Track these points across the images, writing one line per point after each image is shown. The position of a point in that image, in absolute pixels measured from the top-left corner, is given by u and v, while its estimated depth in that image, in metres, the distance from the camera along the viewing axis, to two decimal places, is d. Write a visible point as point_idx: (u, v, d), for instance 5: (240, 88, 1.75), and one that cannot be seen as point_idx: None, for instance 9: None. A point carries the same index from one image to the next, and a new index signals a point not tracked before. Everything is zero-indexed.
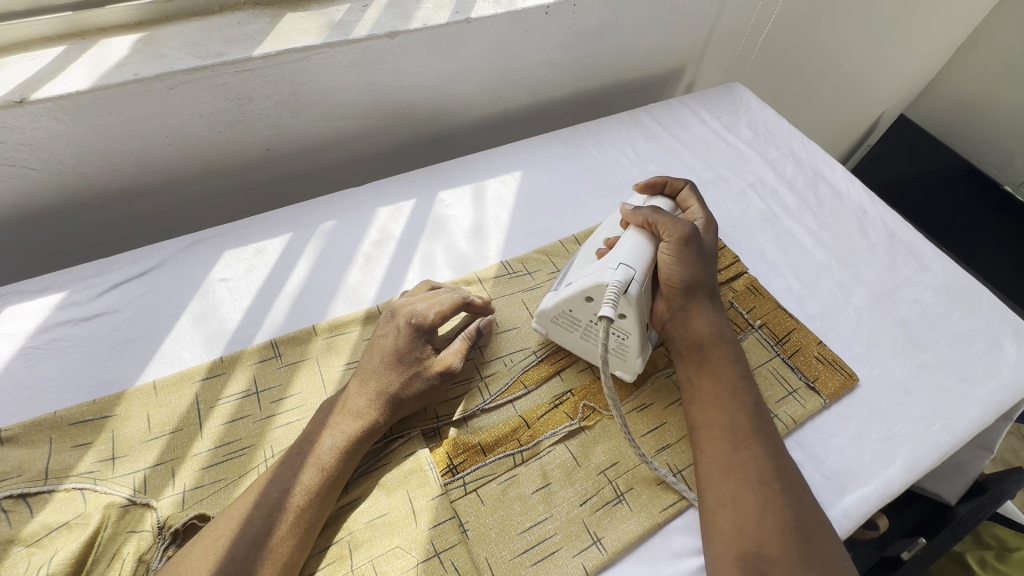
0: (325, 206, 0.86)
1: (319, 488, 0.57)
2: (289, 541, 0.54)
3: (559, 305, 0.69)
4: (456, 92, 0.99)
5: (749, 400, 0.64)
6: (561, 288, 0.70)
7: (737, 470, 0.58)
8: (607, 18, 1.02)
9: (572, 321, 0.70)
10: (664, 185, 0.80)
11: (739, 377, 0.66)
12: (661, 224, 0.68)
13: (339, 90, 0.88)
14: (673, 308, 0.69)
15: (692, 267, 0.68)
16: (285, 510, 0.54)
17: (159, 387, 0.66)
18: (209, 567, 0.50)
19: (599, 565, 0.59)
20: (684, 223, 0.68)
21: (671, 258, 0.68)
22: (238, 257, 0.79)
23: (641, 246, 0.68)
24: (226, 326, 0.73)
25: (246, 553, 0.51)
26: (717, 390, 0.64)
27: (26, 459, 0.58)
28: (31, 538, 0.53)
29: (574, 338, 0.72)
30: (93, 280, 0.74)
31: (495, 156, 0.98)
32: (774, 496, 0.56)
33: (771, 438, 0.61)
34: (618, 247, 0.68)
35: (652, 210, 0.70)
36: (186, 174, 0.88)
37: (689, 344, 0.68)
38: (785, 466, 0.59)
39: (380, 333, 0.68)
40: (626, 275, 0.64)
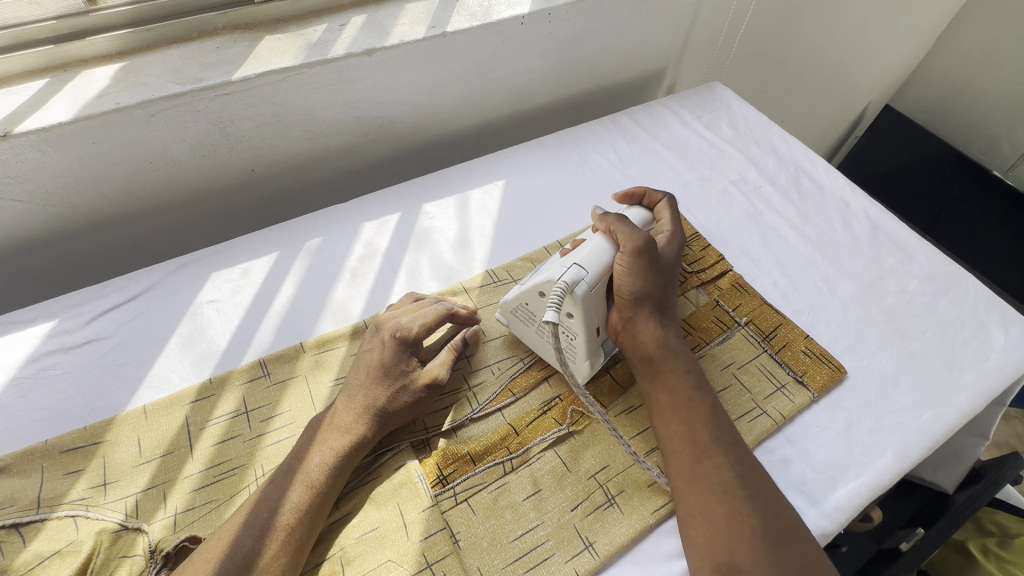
0: (310, 224, 0.87)
1: (308, 505, 0.57)
2: (280, 560, 0.54)
3: (518, 298, 0.70)
4: (437, 105, 1.00)
5: (708, 409, 0.64)
6: (522, 283, 0.72)
7: (702, 481, 0.58)
8: (583, 26, 1.03)
9: (527, 315, 0.71)
10: (642, 195, 0.81)
11: (695, 387, 0.66)
12: (620, 232, 0.70)
13: (321, 108, 0.89)
14: (621, 320, 0.70)
15: (642, 278, 0.69)
16: (276, 527, 0.55)
17: (150, 411, 0.67)
18: None
19: (591, 569, 0.59)
20: (640, 233, 0.69)
21: (622, 268, 0.68)
22: (226, 277, 0.80)
23: (601, 252, 0.69)
24: (214, 347, 0.74)
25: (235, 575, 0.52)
26: (674, 402, 0.64)
27: (18, 489, 0.59)
28: (24, 567, 0.54)
29: (529, 333, 0.72)
30: (82, 307, 0.75)
31: (478, 166, 0.99)
32: (740, 505, 0.56)
33: (733, 444, 0.61)
34: (580, 248, 0.69)
35: (616, 217, 0.71)
36: (172, 199, 0.89)
37: (640, 355, 0.68)
38: (750, 472, 0.59)
39: (366, 346, 0.68)
40: (580, 277, 0.65)
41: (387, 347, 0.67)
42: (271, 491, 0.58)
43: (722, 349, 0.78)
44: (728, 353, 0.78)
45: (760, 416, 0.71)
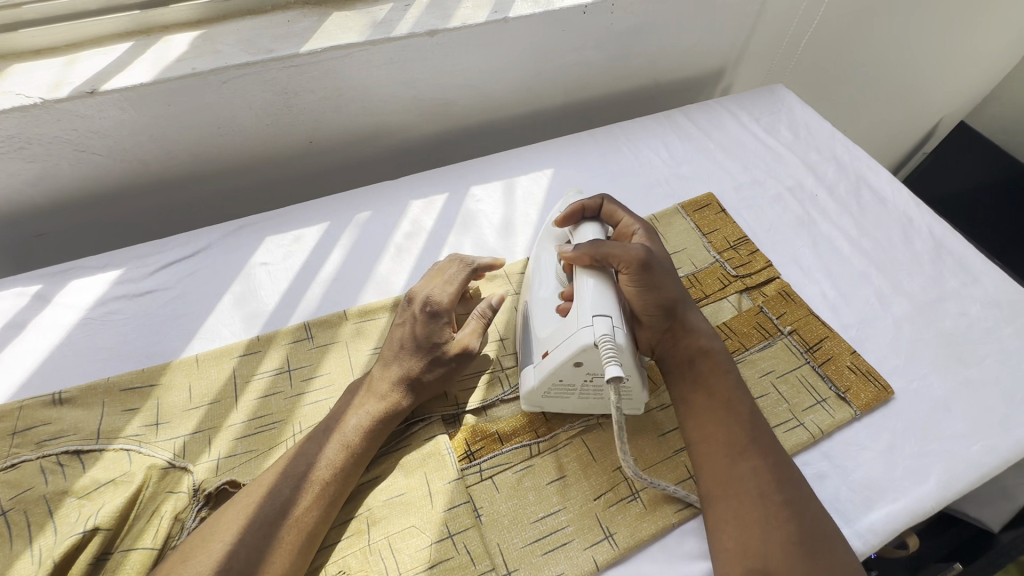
0: (361, 197, 0.90)
1: (343, 464, 0.60)
2: (313, 513, 0.56)
3: (549, 379, 0.63)
4: (493, 90, 1.01)
5: (746, 410, 0.62)
6: (542, 362, 0.64)
7: (739, 485, 0.57)
8: (645, 19, 1.02)
9: (566, 387, 0.64)
10: (583, 210, 0.72)
11: (733, 387, 0.64)
12: (610, 256, 0.63)
13: (380, 86, 0.91)
14: (652, 327, 0.66)
15: (654, 291, 0.65)
16: (315, 478, 0.58)
17: (201, 360, 0.71)
18: (239, 529, 0.53)
19: (609, 559, 0.59)
20: (633, 247, 0.63)
21: (634, 285, 0.64)
22: (278, 243, 0.84)
23: (600, 282, 0.63)
24: (264, 307, 0.77)
25: (273, 519, 0.54)
26: (708, 405, 0.63)
27: (82, 419, 0.64)
28: (82, 491, 0.58)
29: (571, 402, 0.66)
30: (148, 259, 0.80)
31: (527, 153, 0.99)
32: (777, 510, 0.55)
33: (772, 448, 0.60)
34: (580, 300, 0.62)
35: (595, 244, 0.65)
36: (234, 164, 0.93)
37: (679, 358, 0.66)
38: (789, 476, 0.58)
39: (399, 320, 0.70)
40: (608, 320, 0.59)
41: (420, 323, 0.68)
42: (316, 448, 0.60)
43: (762, 356, 0.76)
44: (768, 361, 0.76)
45: (796, 427, 0.69)
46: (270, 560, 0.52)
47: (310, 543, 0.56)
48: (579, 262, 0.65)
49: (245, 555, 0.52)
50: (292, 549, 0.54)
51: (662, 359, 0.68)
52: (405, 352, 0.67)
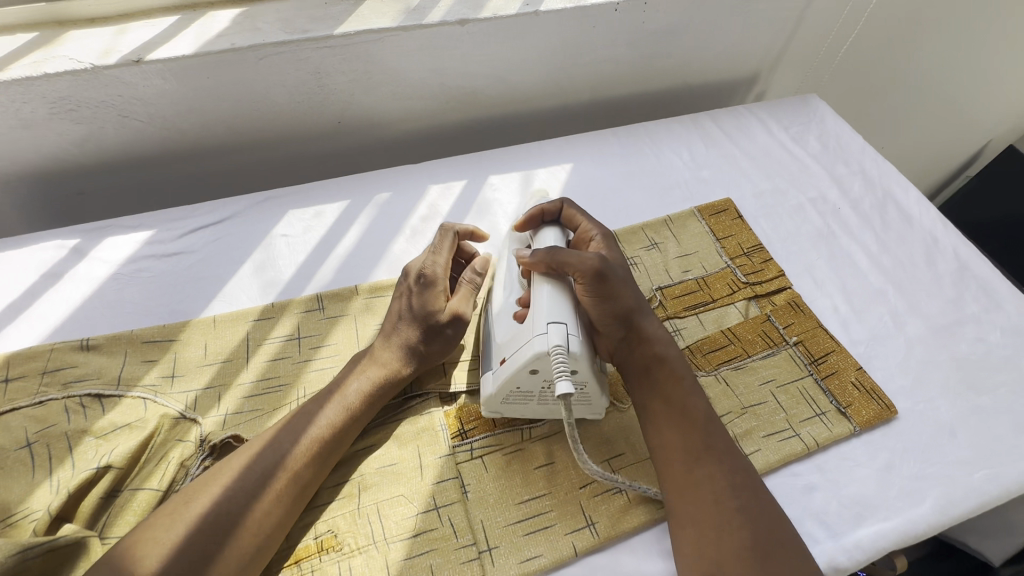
0: (383, 179, 0.93)
1: (341, 424, 0.62)
2: (306, 469, 0.59)
3: (504, 388, 0.63)
4: (519, 82, 1.02)
5: (703, 418, 0.62)
6: (499, 369, 0.64)
7: (695, 491, 0.58)
8: (678, 19, 1.01)
9: (524, 394, 0.64)
10: (541, 214, 0.72)
11: (691, 392, 0.64)
12: (566, 264, 0.62)
13: (409, 72, 0.94)
14: (609, 336, 0.65)
15: (612, 301, 0.63)
16: (310, 435, 0.60)
17: (219, 321, 0.74)
18: (229, 479, 0.56)
19: (589, 546, 0.60)
20: (589, 256, 0.62)
21: (591, 295, 0.63)
22: (300, 216, 0.87)
23: (556, 290, 0.63)
24: (280, 277, 0.80)
25: (269, 471, 0.57)
26: (663, 414, 0.63)
27: (105, 366, 0.69)
28: (99, 432, 0.63)
29: (531, 409, 0.66)
30: (178, 222, 0.84)
31: (549, 146, 1.00)
32: (732, 515, 0.55)
33: (730, 455, 0.60)
34: (536, 308, 0.62)
35: (550, 252, 0.63)
36: (265, 139, 0.97)
37: (635, 366, 0.66)
38: (745, 481, 0.58)
39: (396, 294, 0.72)
40: (563, 328, 0.59)
41: (417, 291, 0.70)
42: (309, 412, 0.62)
43: (764, 364, 0.76)
44: (770, 370, 0.75)
45: (791, 438, 0.69)
46: (259, 507, 0.55)
47: (297, 497, 0.58)
48: (536, 268, 0.65)
49: (233, 499, 0.54)
50: (280, 498, 0.57)
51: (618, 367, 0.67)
52: (403, 321, 0.69)
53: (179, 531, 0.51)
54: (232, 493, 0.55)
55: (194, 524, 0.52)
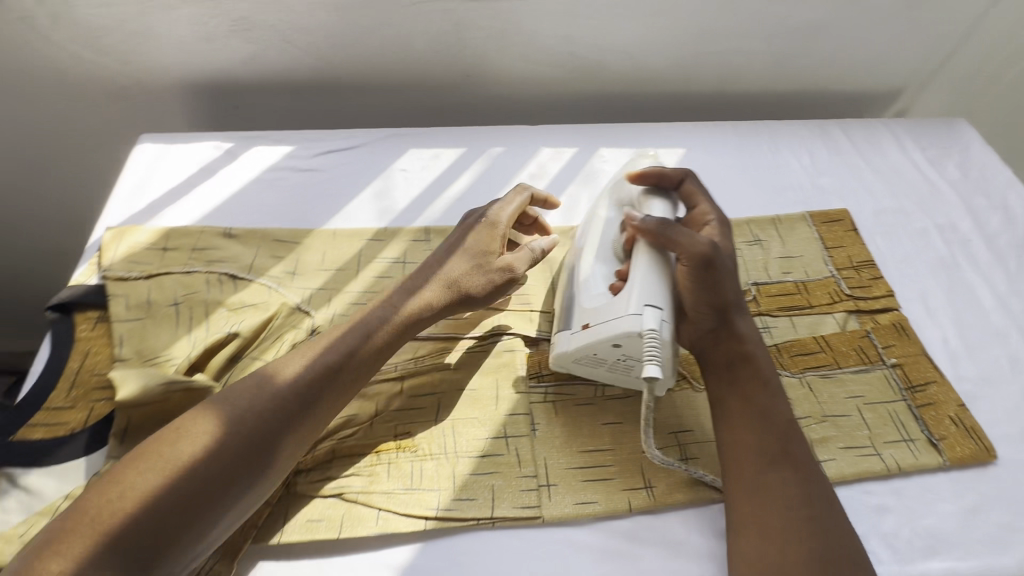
0: (498, 134, 0.97)
1: (376, 348, 0.61)
2: (337, 381, 0.58)
3: (582, 351, 0.64)
4: (645, 61, 1.02)
5: (785, 424, 0.61)
6: (578, 332, 0.65)
7: (764, 494, 0.57)
8: (822, 16, 0.99)
9: (598, 360, 0.65)
10: (658, 180, 0.71)
11: (773, 395, 0.62)
12: (674, 242, 0.63)
13: (543, 35, 0.97)
14: (696, 324, 0.65)
15: (711, 290, 0.63)
16: (326, 373, 0.57)
17: (338, 234, 0.82)
18: (269, 380, 0.55)
19: (643, 506, 0.62)
20: (701, 239, 0.62)
21: (690, 280, 0.63)
22: (419, 155, 0.93)
23: (654, 264, 0.63)
24: (395, 206, 0.87)
25: (307, 375, 0.56)
26: (739, 413, 0.61)
27: (242, 253, 0.79)
28: (232, 305, 0.73)
29: (600, 373, 0.67)
30: (314, 144, 0.93)
31: (664, 129, 1.00)
32: (800, 524, 0.55)
33: (804, 466, 0.59)
34: (633, 284, 0.62)
35: (661, 225, 0.63)
36: (397, 83, 1.02)
37: (717, 362, 0.64)
38: (818, 494, 0.57)
39: (453, 238, 0.71)
40: (657, 311, 0.60)
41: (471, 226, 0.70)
42: (333, 344, 0.59)
43: (854, 378, 0.73)
44: (860, 385, 0.72)
45: (871, 456, 0.67)
46: (260, 443, 0.52)
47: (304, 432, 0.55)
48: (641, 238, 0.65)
49: (229, 437, 0.51)
50: (283, 437, 0.53)
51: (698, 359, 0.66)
52: (452, 258, 0.68)
53: (165, 480, 0.48)
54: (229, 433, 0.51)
55: (190, 466, 0.49)
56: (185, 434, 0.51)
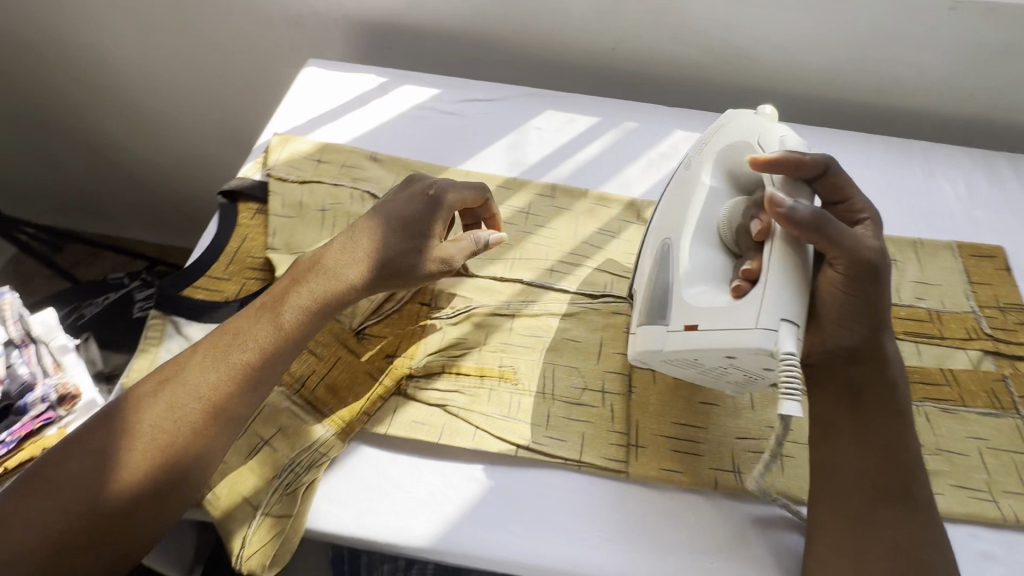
0: (635, 110, 0.97)
1: (317, 301, 0.61)
2: (280, 330, 0.59)
3: (684, 354, 0.58)
4: (800, 59, 0.98)
5: (910, 463, 0.58)
6: (681, 333, 0.58)
7: (865, 528, 0.55)
8: (1015, 38, 0.91)
9: (696, 363, 0.59)
10: (795, 167, 0.58)
11: (897, 428, 0.58)
12: (835, 247, 0.55)
13: (701, 18, 0.95)
14: (831, 338, 0.58)
15: (862, 305, 0.57)
16: (224, 365, 0.57)
17: (471, 176, 0.87)
18: (216, 340, 0.59)
19: (730, 488, 0.62)
20: (866, 248, 0.55)
21: (841, 289, 0.56)
22: (555, 117, 0.96)
23: (792, 274, 0.54)
24: (526, 160, 0.90)
25: (247, 332, 0.59)
26: (863, 439, 0.58)
27: (385, 177, 0.85)
28: None
29: (688, 369, 0.62)
30: (459, 91, 0.98)
31: (807, 132, 0.96)
32: (902, 564, 0.53)
33: (920, 507, 0.56)
34: (766, 295, 0.53)
35: (818, 226, 0.54)
36: (543, 47, 1.05)
37: (847, 385, 0.59)
38: (926, 536, 0.55)
39: (387, 203, 0.67)
40: (797, 333, 0.52)
41: (404, 204, 0.66)
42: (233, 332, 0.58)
43: (980, 420, 0.68)
44: (985, 428, 0.67)
45: (986, 500, 0.62)
46: (165, 424, 0.54)
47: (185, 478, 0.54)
48: (775, 239, 0.55)
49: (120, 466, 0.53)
50: (181, 426, 0.54)
51: (824, 379, 0.60)
52: (381, 230, 0.64)
53: (130, 429, 0.54)
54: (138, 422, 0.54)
55: (81, 496, 0.51)
56: (110, 421, 0.55)
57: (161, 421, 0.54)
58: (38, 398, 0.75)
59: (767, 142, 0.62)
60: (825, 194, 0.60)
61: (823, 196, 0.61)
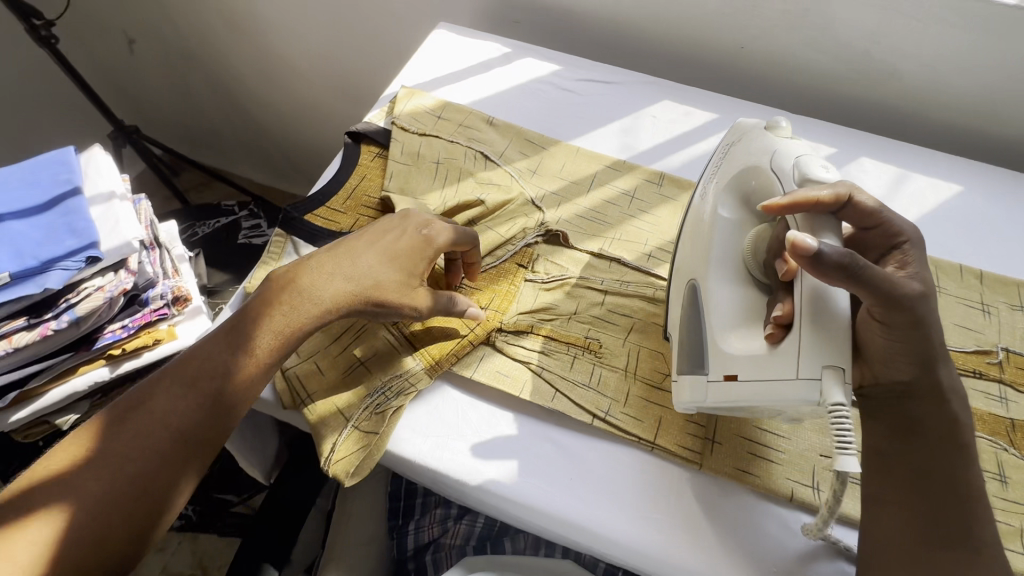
0: (756, 111, 0.94)
1: (291, 334, 0.57)
2: (253, 364, 0.56)
3: (724, 403, 0.55)
4: (951, 81, 0.91)
5: (972, 501, 0.52)
6: (721, 382, 0.55)
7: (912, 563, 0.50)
8: None
9: (739, 408, 0.56)
10: (813, 204, 0.52)
11: (950, 460, 0.52)
12: (868, 288, 0.49)
13: (846, 25, 0.90)
14: (879, 372, 0.54)
15: (909, 340, 0.51)
16: (190, 401, 0.53)
17: (580, 152, 0.87)
18: (167, 384, 0.53)
19: (807, 502, 0.59)
20: (902, 284, 0.50)
21: (880, 326, 0.51)
22: (672, 108, 0.94)
23: (827, 311, 0.50)
24: (636, 145, 0.90)
25: (206, 371, 0.54)
26: (918, 474, 0.52)
27: (497, 141, 0.88)
28: (480, 179, 0.82)
29: (735, 413, 0.59)
30: (579, 70, 0.99)
31: (943, 159, 0.89)
32: None
33: (985, 551, 0.50)
34: (802, 338, 0.49)
35: (845, 273, 0.48)
36: (670, 37, 1.03)
37: (899, 417, 0.54)
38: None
39: (374, 228, 0.64)
40: (844, 380, 0.48)
41: (391, 235, 0.63)
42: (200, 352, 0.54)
43: None
44: None
45: None
46: (139, 468, 0.50)
47: (152, 509, 0.50)
48: (806, 291, 0.51)
49: (82, 502, 0.48)
50: (150, 455, 0.50)
51: (876, 411, 0.55)
52: (363, 256, 0.61)
53: (95, 481, 0.48)
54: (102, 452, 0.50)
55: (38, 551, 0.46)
56: (66, 479, 0.48)
57: (134, 467, 0.50)
58: (158, 295, 0.83)
59: (778, 173, 0.57)
60: (855, 220, 0.55)
61: (852, 223, 0.55)
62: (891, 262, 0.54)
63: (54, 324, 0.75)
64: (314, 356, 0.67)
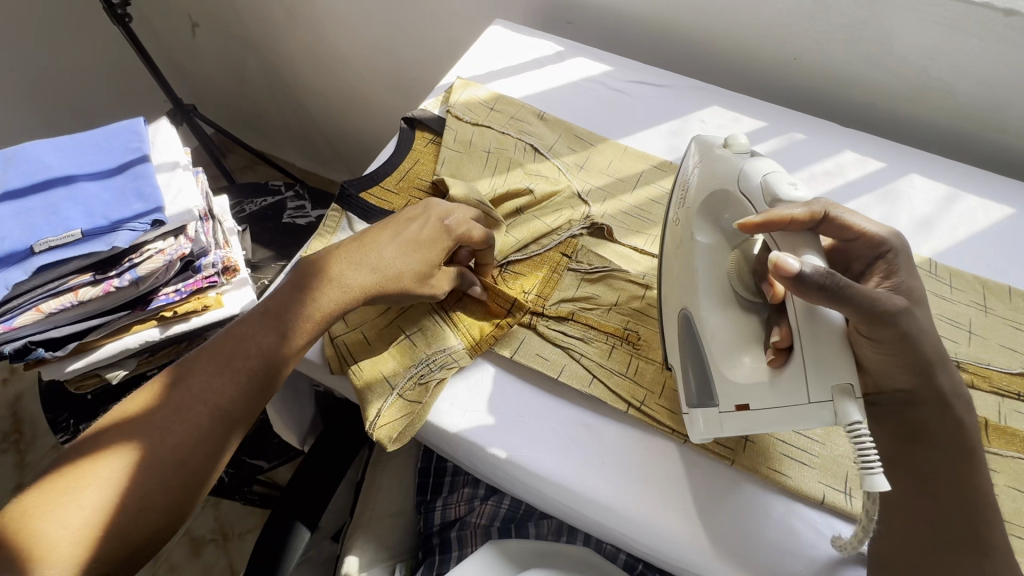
0: (806, 121, 0.95)
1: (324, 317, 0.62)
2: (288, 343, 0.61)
3: (744, 429, 0.56)
4: (1011, 103, 0.89)
5: (982, 502, 0.52)
6: (735, 410, 0.56)
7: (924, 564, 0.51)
8: None
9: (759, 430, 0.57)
10: (786, 222, 0.53)
11: (952, 467, 0.53)
12: (858, 305, 0.49)
13: (905, 42, 0.90)
14: (881, 380, 0.54)
15: (907, 352, 0.51)
16: (230, 375, 0.58)
17: (627, 151, 0.89)
18: (209, 358, 0.58)
19: (838, 507, 0.59)
20: (893, 298, 0.50)
21: (876, 344, 0.50)
22: (721, 113, 0.95)
23: (827, 330, 0.50)
24: (683, 148, 0.91)
25: (246, 347, 0.59)
26: (924, 477, 0.53)
27: (546, 136, 0.90)
28: (529, 171, 0.85)
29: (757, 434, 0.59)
30: (630, 71, 1.00)
31: (998, 180, 0.88)
32: None
33: (996, 554, 0.51)
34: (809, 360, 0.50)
35: (828, 291, 0.48)
36: (723, 45, 1.04)
37: (902, 424, 0.54)
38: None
39: (391, 220, 0.67)
40: (855, 395, 0.49)
41: (414, 226, 0.66)
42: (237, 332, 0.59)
43: None
44: None
45: None
46: (186, 434, 0.54)
47: (197, 472, 0.54)
48: (797, 306, 0.51)
49: (136, 463, 0.52)
50: (189, 425, 0.55)
51: (879, 416, 0.56)
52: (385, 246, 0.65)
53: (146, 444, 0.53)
54: (146, 423, 0.54)
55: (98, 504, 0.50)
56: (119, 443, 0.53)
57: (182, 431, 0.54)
58: (210, 264, 0.85)
59: (748, 194, 0.59)
60: (834, 234, 0.55)
61: (835, 237, 0.56)
62: (877, 272, 0.55)
63: (116, 282, 0.77)
64: (362, 326, 0.70)
